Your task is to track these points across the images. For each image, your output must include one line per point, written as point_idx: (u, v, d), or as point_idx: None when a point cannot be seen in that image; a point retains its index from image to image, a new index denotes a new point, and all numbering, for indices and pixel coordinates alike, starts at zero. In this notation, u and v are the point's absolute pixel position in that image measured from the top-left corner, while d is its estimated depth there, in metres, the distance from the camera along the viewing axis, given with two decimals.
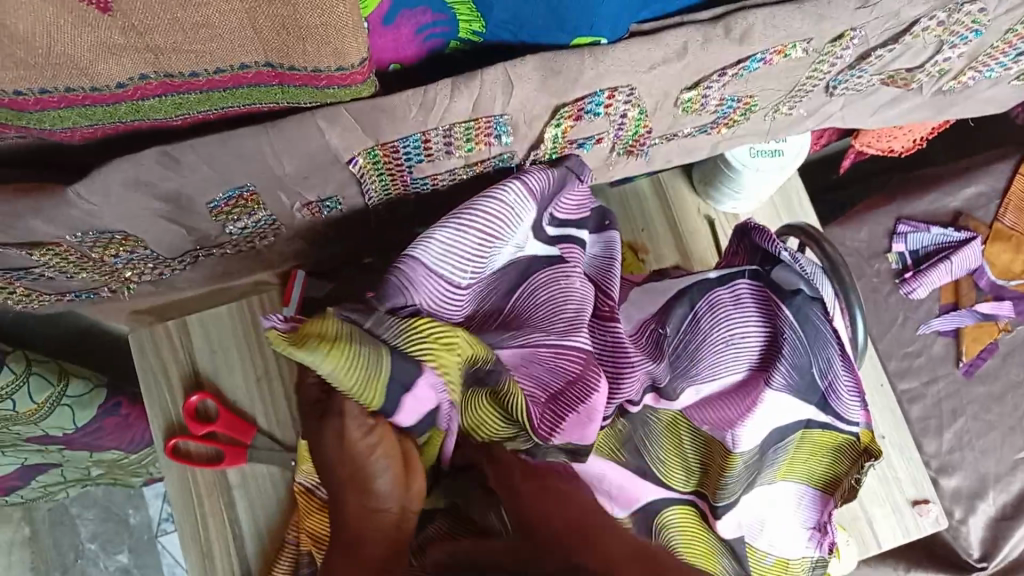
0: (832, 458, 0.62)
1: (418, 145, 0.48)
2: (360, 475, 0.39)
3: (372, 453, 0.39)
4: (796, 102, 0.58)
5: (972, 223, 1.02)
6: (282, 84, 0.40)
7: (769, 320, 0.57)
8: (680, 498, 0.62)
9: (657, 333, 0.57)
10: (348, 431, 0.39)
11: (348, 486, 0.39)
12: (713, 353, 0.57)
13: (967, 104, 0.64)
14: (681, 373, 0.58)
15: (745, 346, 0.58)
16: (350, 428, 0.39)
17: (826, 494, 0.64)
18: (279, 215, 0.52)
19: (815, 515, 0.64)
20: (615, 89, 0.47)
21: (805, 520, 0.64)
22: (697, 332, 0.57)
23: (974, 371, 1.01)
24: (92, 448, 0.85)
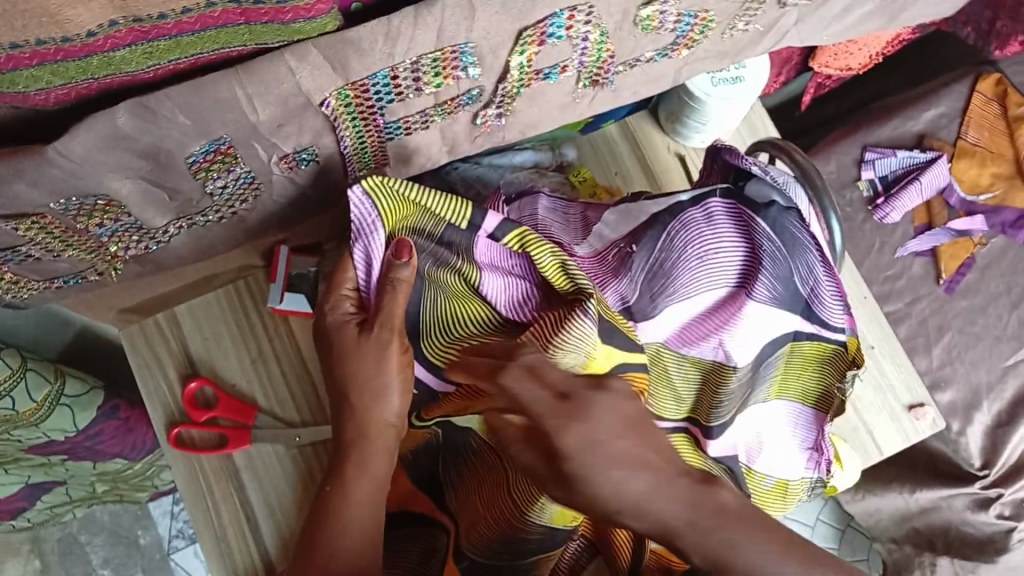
0: (820, 373, 0.62)
1: (386, 82, 0.48)
2: (379, 388, 0.51)
3: (389, 374, 0.50)
4: (752, 16, 0.59)
5: (936, 144, 1.05)
6: (248, 23, 0.40)
7: (745, 234, 0.57)
8: (673, 428, 0.61)
9: (627, 252, 0.58)
10: (383, 346, 0.50)
11: (361, 396, 0.51)
12: (696, 268, 0.56)
13: (917, 7, 0.66)
14: (652, 294, 0.57)
15: (725, 258, 0.57)
16: (387, 345, 0.50)
17: (821, 412, 0.63)
18: (257, 171, 0.52)
19: (811, 436, 0.64)
20: (574, 7, 0.48)
21: (801, 441, 0.64)
22: (674, 250, 0.57)
23: (956, 287, 1.03)
24: (98, 458, 0.84)
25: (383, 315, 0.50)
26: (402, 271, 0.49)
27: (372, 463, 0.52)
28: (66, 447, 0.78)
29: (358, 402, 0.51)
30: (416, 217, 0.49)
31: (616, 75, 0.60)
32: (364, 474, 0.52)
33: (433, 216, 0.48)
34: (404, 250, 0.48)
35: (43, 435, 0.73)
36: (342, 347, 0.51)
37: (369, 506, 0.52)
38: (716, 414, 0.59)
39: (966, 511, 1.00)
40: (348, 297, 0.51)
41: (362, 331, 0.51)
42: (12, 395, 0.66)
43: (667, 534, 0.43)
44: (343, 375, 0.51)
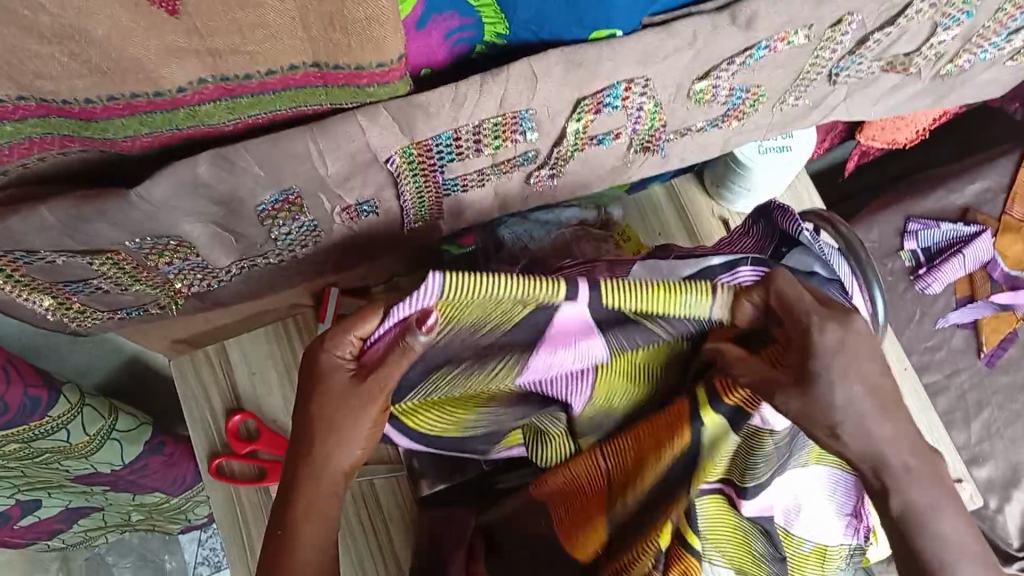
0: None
1: (449, 143, 0.51)
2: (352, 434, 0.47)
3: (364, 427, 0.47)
4: (802, 92, 0.61)
5: (980, 218, 1.04)
6: (327, 85, 0.43)
7: None
8: (707, 489, 0.55)
9: None
10: (369, 402, 0.47)
11: (330, 438, 0.48)
12: None
13: (965, 88, 0.67)
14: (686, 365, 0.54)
15: None
16: (371, 403, 0.47)
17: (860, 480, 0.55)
18: (320, 220, 0.55)
19: (850, 502, 0.56)
20: (632, 80, 0.51)
21: (840, 508, 0.56)
22: None
23: (997, 361, 1.02)
24: (136, 491, 0.86)
25: (379, 373, 0.46)
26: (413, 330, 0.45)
27: (323, 509, 0.49)
28: (109, 479, 0.80)
29: (327, 447, 0.48)
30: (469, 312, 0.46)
31: (666, 143, 0.62)
32: (314, 522, 0.48)
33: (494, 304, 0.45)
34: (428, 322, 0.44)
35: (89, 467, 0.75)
36: (319, 390, 0.47)
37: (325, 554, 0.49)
38: (752, 475, 0.53)
39: None
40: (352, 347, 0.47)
41: (352, 381, 0.47)
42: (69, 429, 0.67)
43: (876, 468, 0.44)
44: (313, 416, 0.47)
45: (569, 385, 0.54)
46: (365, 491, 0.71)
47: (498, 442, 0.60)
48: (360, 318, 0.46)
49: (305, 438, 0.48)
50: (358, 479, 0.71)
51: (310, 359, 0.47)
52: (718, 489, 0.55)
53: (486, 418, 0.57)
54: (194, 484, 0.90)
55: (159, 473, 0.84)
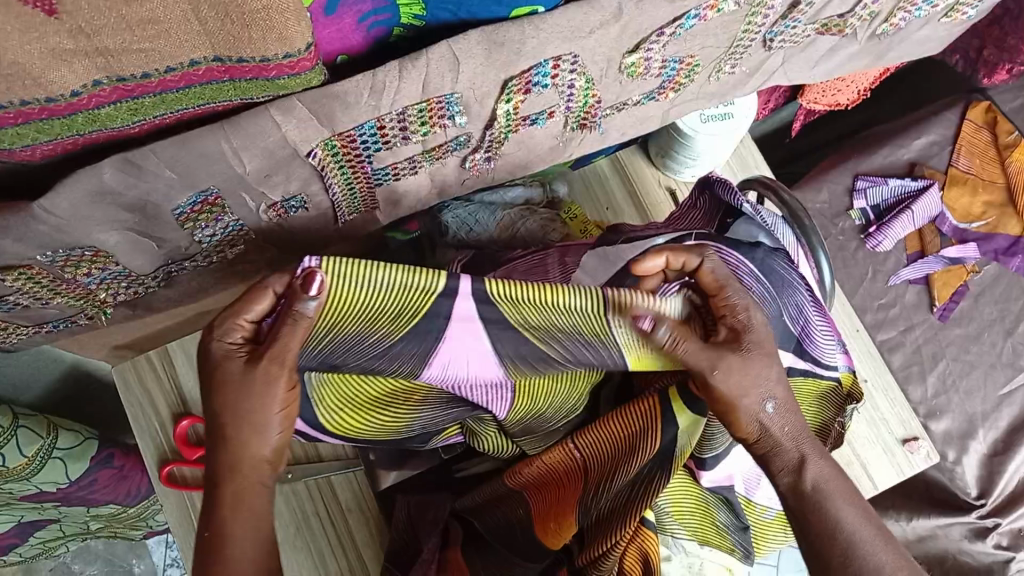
0: (817, 407, 0.59)
1: (373, 132, 0.49)
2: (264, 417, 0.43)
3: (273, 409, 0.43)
4: (737, 59, 0.60)
5: (928, 172, 1.05)
6: (233, 80, 0.41)
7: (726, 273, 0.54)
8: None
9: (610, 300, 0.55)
10: (269, 384, 0.43)
11: (239, 428, 0.43)
12: None
13: (903, 46, 0.67)
14: None
15: None
16: (272, 384, 0.43)
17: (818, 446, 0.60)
18: (246, 219, 0.52)
19: None
20: (560, 57, 0.49)
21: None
22: None
23: (949, 314, 1.03)
24: (88, 505, 0.83)
25: (272, 348, 0.42)
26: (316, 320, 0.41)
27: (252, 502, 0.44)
28: (58, 495, 0.77)
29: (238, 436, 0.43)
30: (349, 319, 0.43)
31: (603, 118, 0.60)
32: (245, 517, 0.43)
33: (390, 294, 0.42)
34: (313, 286, 0.39)
35: (34, 490, 0.72)
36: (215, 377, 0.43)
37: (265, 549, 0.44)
38: (710, 445, 0.54)
39: (964, 541, 0.99)
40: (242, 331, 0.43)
41: (248, 363, 0.43)
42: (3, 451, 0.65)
43: (796, 438, 0.47)
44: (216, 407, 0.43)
45: (487, 395, 0.52)
46: (320, 483, 0.70)
47: (436, 435, 0.60)
48: (251, 299, 0.42)
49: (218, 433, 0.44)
50: (313, 476, 0.69)
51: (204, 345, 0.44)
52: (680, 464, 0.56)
53: (422, 422, 0.56)
54: (149, 494, 0.88)
55: (111, 486, 0.81)
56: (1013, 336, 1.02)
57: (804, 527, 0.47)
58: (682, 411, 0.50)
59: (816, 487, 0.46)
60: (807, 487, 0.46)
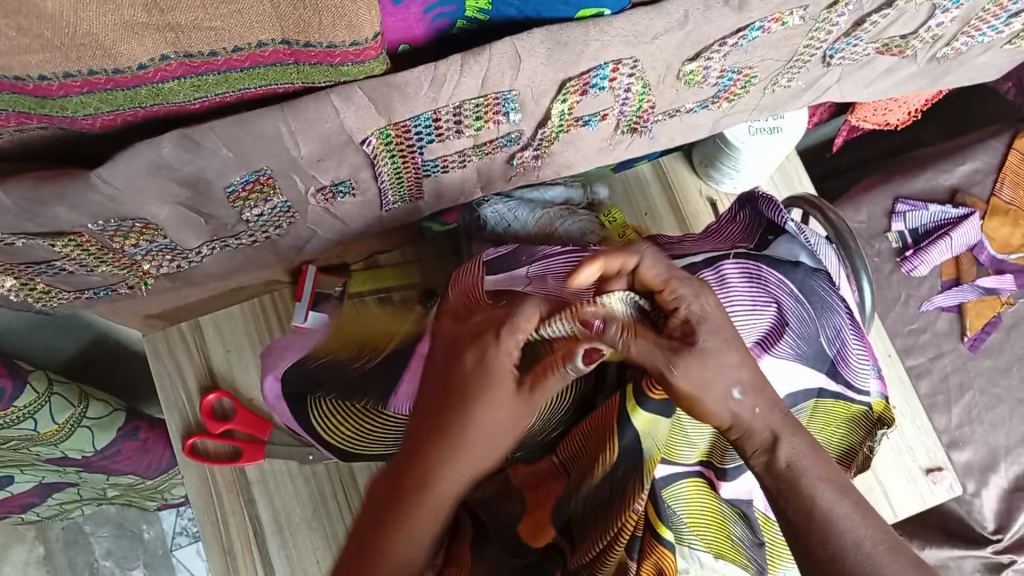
0: (847, 429, 0.59)
1: (428, 124, 0.49)
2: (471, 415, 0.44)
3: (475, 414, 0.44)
4: (794, 74, 0.59)
5: (970, 200, 1.04)
6: (298, 63, 0.41)
7: (762, 290, 0.54)
8: (688, 471, 0.54)
9: None
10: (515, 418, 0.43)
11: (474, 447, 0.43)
12: None
13: (961, 71, 0.66)
14: None
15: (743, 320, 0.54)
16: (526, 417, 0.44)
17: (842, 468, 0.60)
18: (294, 201, 0.52)
19: None
20: (620, 61, 0.49)
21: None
22: None
23: (979, 346, 1.02)
24: (109, 473, 0.83)
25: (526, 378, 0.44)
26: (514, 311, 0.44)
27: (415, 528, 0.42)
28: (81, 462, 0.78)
29: (463, 457, 0.43)
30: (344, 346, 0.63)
31: (653, 124, 0.60)
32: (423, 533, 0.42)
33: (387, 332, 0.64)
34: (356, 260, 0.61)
35: (60, 455, 0.73)
36: (479, 389, 0.43)
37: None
38: (732, 457, 0.52)
39: None
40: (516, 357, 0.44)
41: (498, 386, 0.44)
42: (35, 417, 0.66)
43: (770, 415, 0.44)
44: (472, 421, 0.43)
45: None
46: (341, 470, 0.74)
47: None
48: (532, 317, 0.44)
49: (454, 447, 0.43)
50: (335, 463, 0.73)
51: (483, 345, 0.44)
52: (697, 472, 0.54)
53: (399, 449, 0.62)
54: (168, 467, 0.88)
55: (133, 458, 0.81)
56: None
57: (782, 510, 0.43)
58: (636, 411, 0.49)
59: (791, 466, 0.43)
60: (781, 465, 0.43)
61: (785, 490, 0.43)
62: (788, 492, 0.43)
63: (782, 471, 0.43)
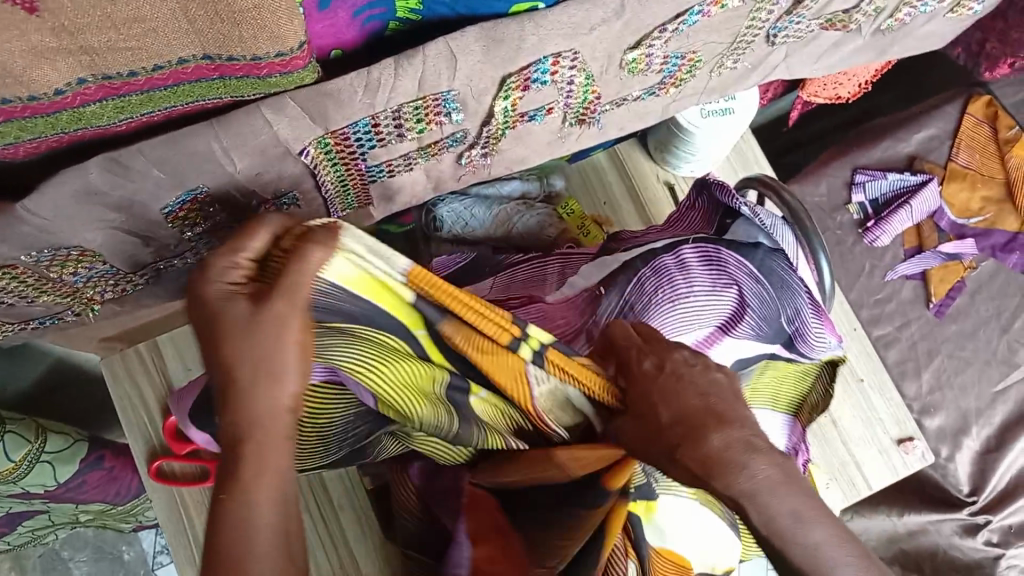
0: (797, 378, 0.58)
1: (367, 130, 0.47)
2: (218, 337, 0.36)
3: (288, 348, 0.36)
4: (740, 55, 0.59)
5: (927, 166, 1.05)
6: (223, 78, 0.39)
7: (718, 272, 0.53)
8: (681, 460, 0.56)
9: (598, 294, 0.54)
10: (281, 318, 0.35)
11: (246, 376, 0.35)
12: (667, 314, 0.51)
13: (907, 41, 0.66)
14: None
15: (698, 302, 0.52)
16: (284, 318, 0.35)
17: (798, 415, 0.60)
18: (236, 217, 0.51)
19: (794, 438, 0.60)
20: (559, 54, 0.48)
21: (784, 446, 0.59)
22: (643, 296, 0.52)
23: (945, 311, 1.02)
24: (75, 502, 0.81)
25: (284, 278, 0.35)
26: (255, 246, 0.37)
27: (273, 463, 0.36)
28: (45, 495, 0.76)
29: (247, 389, 0.35)
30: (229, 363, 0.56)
31: (601, 114, 0.59)
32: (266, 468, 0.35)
33: None
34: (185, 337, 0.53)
35: (21, 491, 0.71)
36: (217, 321, 0.36)
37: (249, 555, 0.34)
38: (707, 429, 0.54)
39: (954, 537, 0.98)
40: (246, 268, 0.37)
41: (253, 304, 0.36)
42: None
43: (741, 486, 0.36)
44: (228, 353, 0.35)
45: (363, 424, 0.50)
46: None
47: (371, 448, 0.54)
48: (249, 228, 0.37)
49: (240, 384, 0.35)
50: None
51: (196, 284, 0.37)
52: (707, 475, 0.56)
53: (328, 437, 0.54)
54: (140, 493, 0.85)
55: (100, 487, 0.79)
56: (1008, 333, 1.02)
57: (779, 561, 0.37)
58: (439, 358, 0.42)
59: (770, 531, 0.36)
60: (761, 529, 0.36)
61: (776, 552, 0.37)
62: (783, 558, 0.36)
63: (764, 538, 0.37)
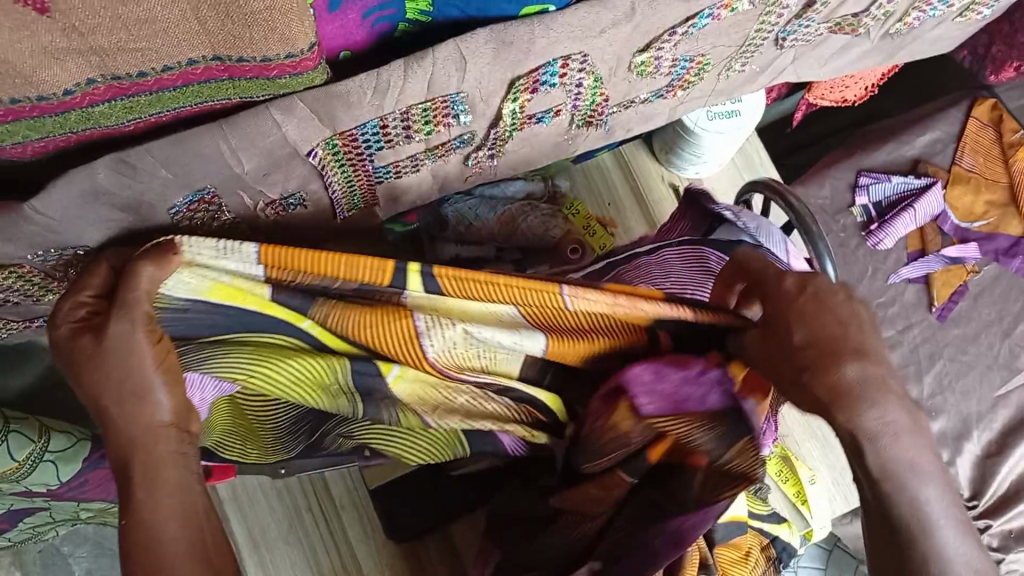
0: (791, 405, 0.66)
1: (375, 131, 0.47)
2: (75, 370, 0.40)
3: (143, 363, 0.40)
4: (748, 58, 0.58)
5: (930, 169, 1.04)
6: (233, 79, 0.39)
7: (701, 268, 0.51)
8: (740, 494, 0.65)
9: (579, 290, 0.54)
10: (126, 339, 0.40)
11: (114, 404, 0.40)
12: None
13: (915, 45, 0.65)
14: None
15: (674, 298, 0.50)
16: (129, 335, 0.40)
17: None
18: (242, 217, 0.51)
19: None
20: (569, 57, 0.48)
21: None
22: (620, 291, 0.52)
23: (947, 314, 1.02)
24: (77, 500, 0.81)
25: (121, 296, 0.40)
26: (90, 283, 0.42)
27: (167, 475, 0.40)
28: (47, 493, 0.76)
29: (114, 411, 0.40)
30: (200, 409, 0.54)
31: (609, 116, 0.59)
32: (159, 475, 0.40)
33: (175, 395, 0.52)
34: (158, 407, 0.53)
35: (23, 488, 0.71)
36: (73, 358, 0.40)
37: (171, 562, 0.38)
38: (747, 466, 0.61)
39: None
40: (87, 304, 0.42)
41: (95, 335, 0.40)
42: None
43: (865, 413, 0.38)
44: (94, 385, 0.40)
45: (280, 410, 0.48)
46: None
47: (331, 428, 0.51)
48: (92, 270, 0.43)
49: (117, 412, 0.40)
50: None
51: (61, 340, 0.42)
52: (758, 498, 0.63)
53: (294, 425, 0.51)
54: None
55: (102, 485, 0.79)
56: (1010, 338, 1.02)
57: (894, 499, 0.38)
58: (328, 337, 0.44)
59: (870, 433, 0.38)
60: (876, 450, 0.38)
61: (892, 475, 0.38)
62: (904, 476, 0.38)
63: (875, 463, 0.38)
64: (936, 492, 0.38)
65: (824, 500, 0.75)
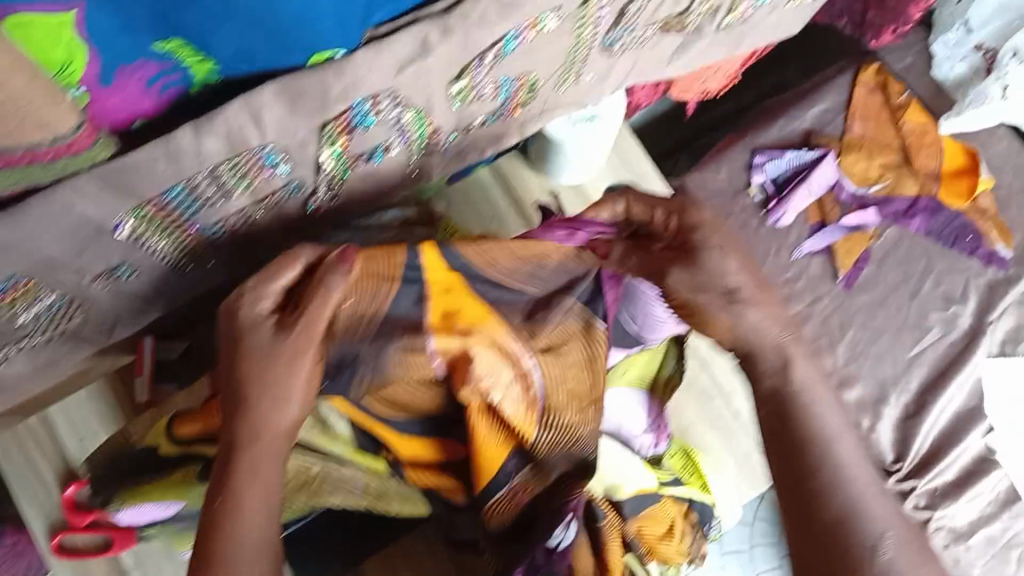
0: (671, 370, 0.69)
1: (185, 195, 0.46)
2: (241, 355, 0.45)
3: (294, 384, 0.45)
4: (580, 69, 0.58)
5: (823, 141, 1.05)
6: (5, 168, 0.38)
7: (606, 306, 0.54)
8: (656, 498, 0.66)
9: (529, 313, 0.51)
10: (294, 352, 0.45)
11: (260, 398, 0.45)
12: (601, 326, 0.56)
13: (757, 33, 0.65)
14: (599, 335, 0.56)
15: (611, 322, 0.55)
16: (301, 349, 0.45)
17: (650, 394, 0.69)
18: (72, 292, 0.50)
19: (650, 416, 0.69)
20: (376, 95, 0.47)
21: (643, 423, 0.69)
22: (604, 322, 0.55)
23: (853, 282, 1.02)
24: None
25: (303, 317, 0.44)
26: (286, 272, 0.45)
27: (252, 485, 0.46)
28: None
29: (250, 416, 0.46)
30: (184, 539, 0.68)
31: (450, 142, 0.58)
32: (249, 496, 0.46)
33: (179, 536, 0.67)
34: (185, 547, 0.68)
35: None
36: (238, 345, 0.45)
37: (277, 447, 0.47)
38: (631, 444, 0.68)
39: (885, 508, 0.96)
40: (273, 301, 0.45)
41: (273, 334, 0.45)
42: None
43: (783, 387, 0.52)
44: (238, 376, 0.45)
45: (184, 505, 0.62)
46: None
47: None
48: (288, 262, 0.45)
49: (230, 412, 0.46)
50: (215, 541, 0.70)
51: (228, 327, 0.45)
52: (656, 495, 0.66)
53: None
54: None
55: None
56: (918, 297, 1.02)
57: (805, 470, 0.52)
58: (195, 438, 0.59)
59: (802, 391, 0.52)
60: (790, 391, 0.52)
61: (785, 412, 0.52)
62: (789, 413, 0.52)
63: (774, 419, 0.53)
64: (842, 442, 0.52)
65: (729, 486, 0.75)
